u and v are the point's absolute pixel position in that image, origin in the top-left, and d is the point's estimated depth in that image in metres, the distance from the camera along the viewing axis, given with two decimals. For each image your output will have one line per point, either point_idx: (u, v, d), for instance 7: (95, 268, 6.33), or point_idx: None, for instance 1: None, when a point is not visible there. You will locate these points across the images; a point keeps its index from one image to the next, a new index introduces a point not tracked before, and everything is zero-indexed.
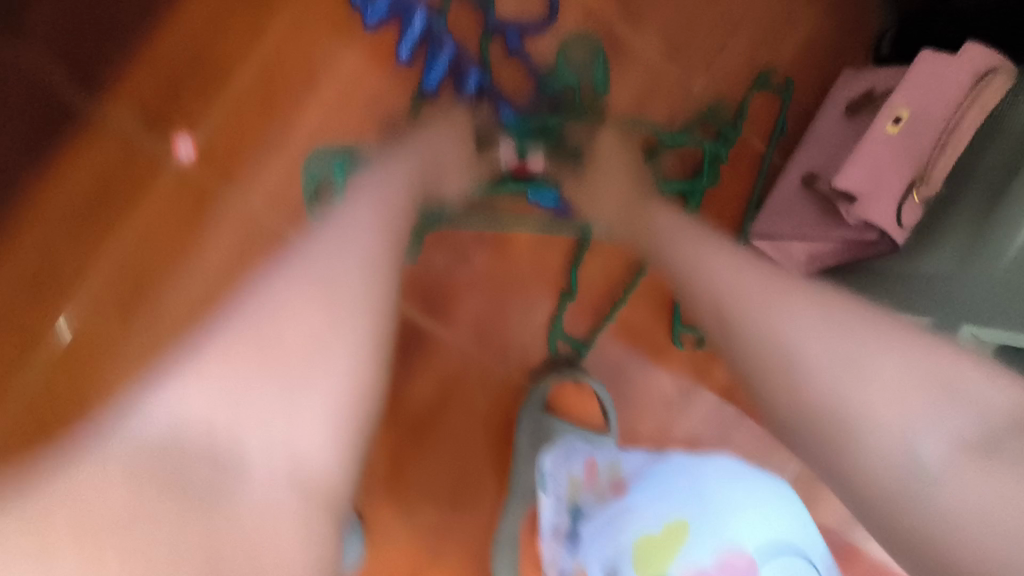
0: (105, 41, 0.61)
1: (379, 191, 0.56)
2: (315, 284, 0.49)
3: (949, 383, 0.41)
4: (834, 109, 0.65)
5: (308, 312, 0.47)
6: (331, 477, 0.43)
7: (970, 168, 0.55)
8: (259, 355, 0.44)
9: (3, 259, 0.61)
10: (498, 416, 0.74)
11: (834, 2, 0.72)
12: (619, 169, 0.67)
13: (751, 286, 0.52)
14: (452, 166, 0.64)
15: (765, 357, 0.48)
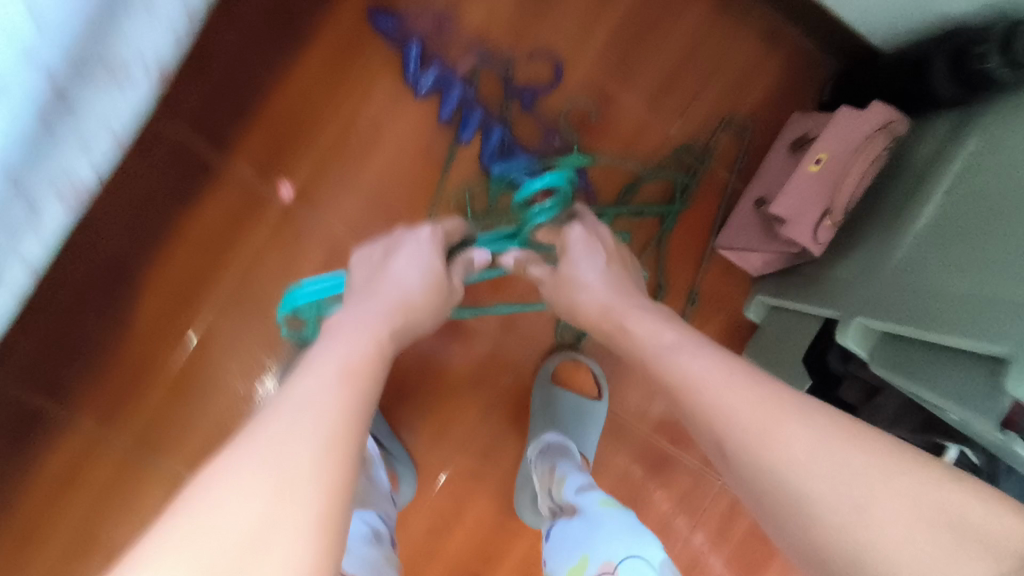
0: (230, 118, 0.85)
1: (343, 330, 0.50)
2: (284, 411, 0.40)
3: (956, 521, 0.38)
4: (782, 148, 0.88)
5: (228, 477, 0.37)
6: None
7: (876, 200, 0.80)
8: (211, 514, 0.35)
9: (160, 274, 0.85)
10: (519, 388, 0.93)
11: (783, 67, 0.94)
12: (591, 245, 0.70)
13: (749, 403, 0.46)
14: (424, 289, 0.60)
15: (769, 492, 0.44)
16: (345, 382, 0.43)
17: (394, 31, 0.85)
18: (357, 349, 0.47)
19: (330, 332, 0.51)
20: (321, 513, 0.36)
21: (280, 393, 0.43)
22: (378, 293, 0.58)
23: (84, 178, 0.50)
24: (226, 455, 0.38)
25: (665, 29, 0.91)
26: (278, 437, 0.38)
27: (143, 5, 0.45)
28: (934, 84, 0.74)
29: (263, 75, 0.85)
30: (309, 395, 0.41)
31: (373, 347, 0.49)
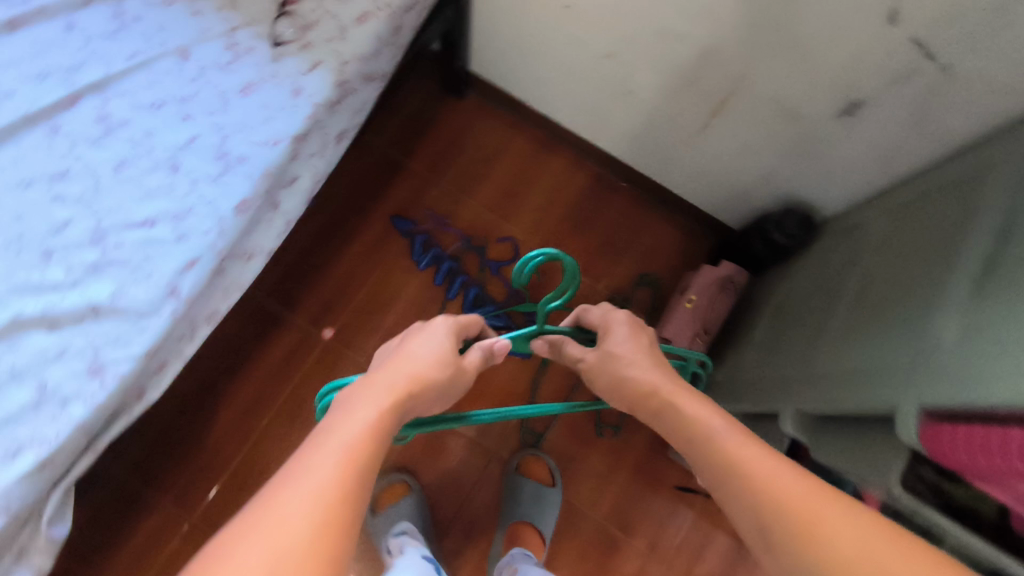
0: (295, 286, 1.25)
1: (379, 399, 0.59)
2: (309, 481, 0.49)
3: None
4: (678, 294, 1.24)
5: (268, 544, 0.44)
6: None
7: (730, 328, 1.15)
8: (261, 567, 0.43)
9: (237, 393, 1.19)
10: (493, 481, 1.20)
11: (679, 241, 1.35)
12: (635, 333, 0.79)
13: (798, 488, 0.55)
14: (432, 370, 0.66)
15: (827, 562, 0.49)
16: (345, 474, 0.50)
17: (407, 228, 1.28)
18: (353, 430, 0.54)
19: (343, 406, 0.59)
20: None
21: (288, 473, 0.50)
22: (396, 368, 0.64)
23: (222, 312, 0.87)
24: (258, 519, 0.46)
25: (590, 222, 1.34)
26: (292, 525, 0.45)
27: (268, 224, 0.87)
28: (753, 247, 1.13)
29: (320, 259, 1.27)
30: (310, 488, 0.48)
31: (376, 433, 0.56)
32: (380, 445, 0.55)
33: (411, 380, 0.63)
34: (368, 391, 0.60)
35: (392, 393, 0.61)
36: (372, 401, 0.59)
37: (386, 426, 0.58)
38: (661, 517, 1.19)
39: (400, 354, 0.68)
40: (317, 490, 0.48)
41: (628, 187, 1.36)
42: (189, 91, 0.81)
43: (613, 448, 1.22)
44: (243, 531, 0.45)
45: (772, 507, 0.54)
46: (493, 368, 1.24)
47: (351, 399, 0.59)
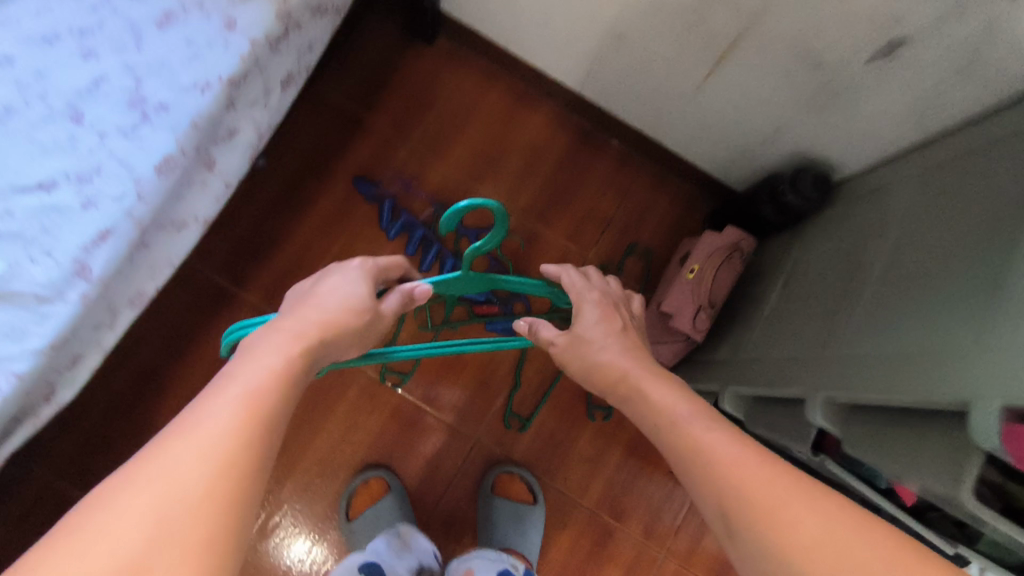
0: (246, 258, 1.10)
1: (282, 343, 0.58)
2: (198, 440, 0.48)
3: None
4: (674, 264, 1.14)
5: (136, 495, 0.44)
6: None
7: (733, 302, 1.05)
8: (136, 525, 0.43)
9: (184, 380, 1.05)
10: (473, 471, 1.09)
11: (674, 203, 1.23)
12: (609, 315, 0.77)
13: (761, 471, 0.55)
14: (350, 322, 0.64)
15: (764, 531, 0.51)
16: (233, 440, 0.49)
17: (372, 190, 1.14)
18: (252, 398, 0.52)
19: (252, 363, 0.55)
20: (203, 538, 0.44)
21: (176, 438, 0.48)
22: (300, 320, 0.62)
23: (150, 294, 0.74)
24: (136, 474, 0.46)
25: (576, 183, 1.22)
26: (173, 478, 0.46)
27: (202, 186, 0.72)
28: (763, 210, 1.02)
29: (274, 227, 1.12)
30: (192, 448, 0.47)
31: (274, 394, 0.54)
32: (279, 411, 0.54)
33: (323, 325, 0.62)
34: (269, 350, 0.57)
35: (295, 351, 0.58)
36: (269, 358, 0.56)
37: (290, 387, 0.56)
38: (656, 503, 1.11)
39: (311, 307, 0.64)
40: (204, 457, 0.47)
41: (618, 145, 1.24)
42: (92, 20, 0.65)
43: (605, 431, 1.12)
44: (130, 485, 0.45)
45: (724, 487, 0.55)
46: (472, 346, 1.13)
47: (252, 359, 0.56)
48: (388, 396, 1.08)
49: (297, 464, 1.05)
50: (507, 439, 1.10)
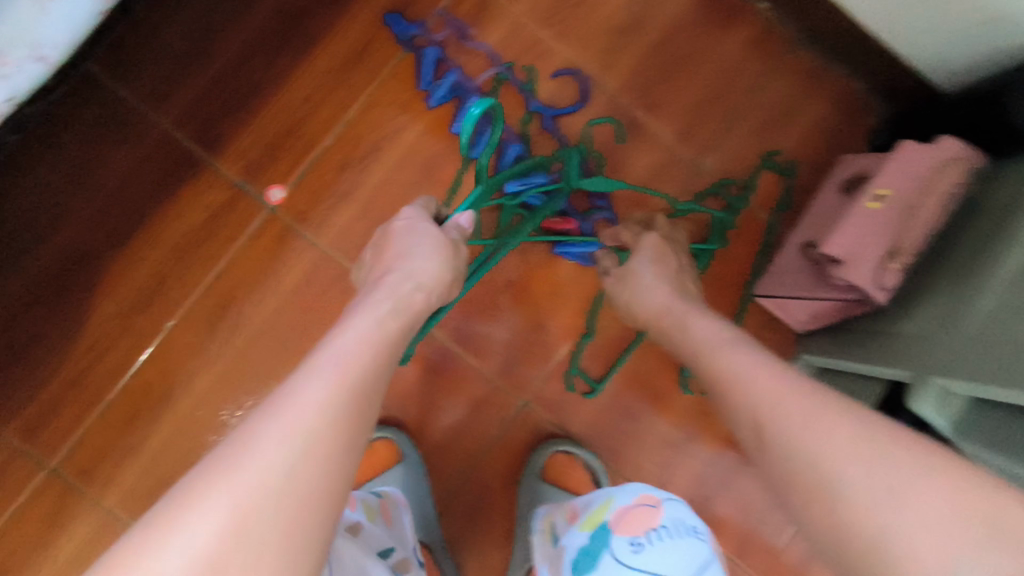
0: (223, 111, 0.76)
1: (388, 296, 0.57)
2: (338, 362, 0.47)
3: (994, 519, 0.36)
4: (832, 186, 0.79)
5: (285, 411, 0.43)
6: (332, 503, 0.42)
7: (938, 249, 0.69)
8: (294, 425, 0.42)
9: (123, 276, 0.74)
10: (517, 444, 0.79)
11: (834, 100, 0.86)
12: (664, 257, 0.70)
13: (791, 397, 0.46)
14: (422, 270, 0.60)
15: (801, 469, 0.43)
16: (340, 398, 0.45)
17: (410, 34, 0.77)
18: (363, 360, 0.49)
19: (351, 324, 0.52)
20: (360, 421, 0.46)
21: (287, 388, 0.45)
22: (386, 288, 0.57)
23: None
24: (250, 422, 0.43)
25: (702, 58, 0.84)
26: (321, 382, 0.46)
27: None
28: (1010, 105, 0.68)
29: (266, 71, 0.77)
30: (322, 383, 0.45)
31: (380, 361, 0.51)
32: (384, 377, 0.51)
33: (408, 278, 0.59)
34: (369, 310, 0.54)
35: (389, 317, 0.55)
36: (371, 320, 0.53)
37: (390, 350, 0.53)
38: (753, 514, 0.82)
39: (397, 270, 0.59)
40: (312, 407, 0.43)
41: (765, 10, 0.85)
42: None
43: (696, 410, 0.82)
44: (241, 433, 0.42)
45: (760, 431, 0.47)
46: (530, 276, 0.81)
47: (356, 319, 0.53)
48: None
49: None
50: (564, 407, 0.80)
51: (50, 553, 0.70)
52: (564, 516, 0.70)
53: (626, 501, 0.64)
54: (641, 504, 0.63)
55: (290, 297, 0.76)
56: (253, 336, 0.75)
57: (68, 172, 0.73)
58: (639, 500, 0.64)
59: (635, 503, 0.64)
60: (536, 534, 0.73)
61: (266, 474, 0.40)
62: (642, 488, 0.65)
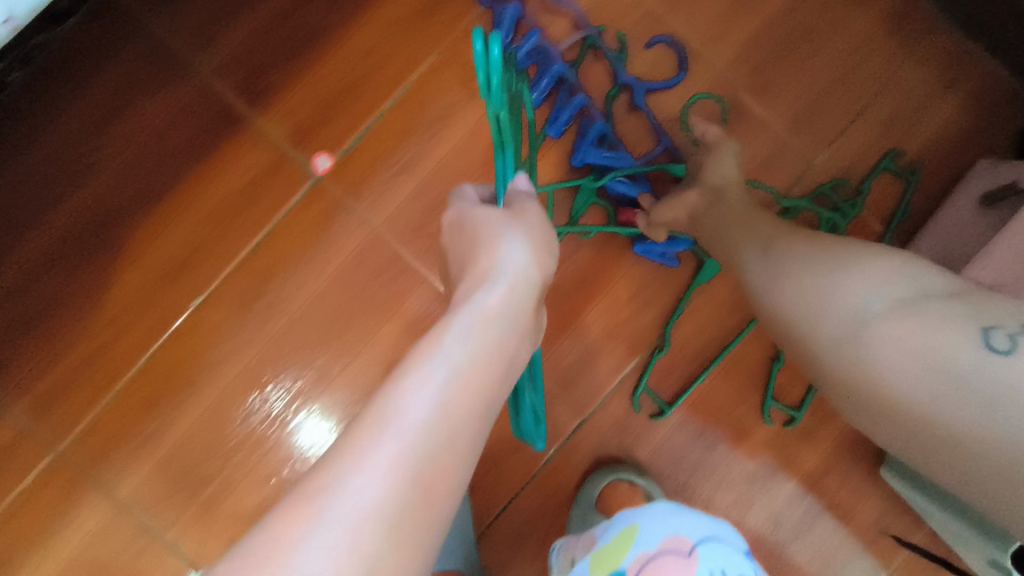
0: (273, 63, 0.67)
1: (489, 232, 0.46)
2: (467, 303, 0.42)
3: (916, 282, 0.48)
4: (970, 198, 0.68)
5: (436, 363, 0.38)
6: (472, 441, 0.38)
7: None
8: (444, 380, 0.38)
9: (151, 242, 0.66)
10: (574, 465, 0.70)
11: (973, 96, 0.74)
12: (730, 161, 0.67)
13: (791, 241, 0.57)
14: (484, 245, 0.45)
15: (782, 286, 0.54)
16: (415, 478, 0.35)
17: None
18: (432, 454, 0.36)
19: (416, 382, 0.37)
20: (499, 356, 0.41)
21: (324, 499, 0.33)
22: (468, 330, 0.40)
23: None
24: (267, 541, 0.32)
25: (822, 37, 0.73)
26: (465, 325, 0.40)
27: None
28: None
29: (326, 18, 0.67)
30: (471, 331, 0.40)
31: (463, 449, 0.37)
32: (467, 462, 0.38)
33: (474, 240, 0.46)
34: (446, 363, 0.38)
35: (472, 373, 0.39)
36: (451, 380, 0.38)
37: (475, 425, 0.38)
38: (834, 565, 0.73)
39: (482, 301, 0.42)
40: (358, 554, 0.32)
41: None
42: None
43: (777, 442, 0.73)
44: (257, 557, 0.32)
45: (772, 276, 0.55)
46: (603, 276, 0.71)
47: (429, 376, 0.37)
48: None
49: (310, 406, 0.67)
50: (630, 427, 0.71)
51: (56, 543, 0.64)
52: (580, 548, 0.61)
53: (651, 544, 0.56)
54: (669, 551, 0.55)
55: (334, 281, 0.67)
56: (289, 322, 0.67)
57: (97, 122, 0.65)
58: (668, 545, 0.56)
59: (662, 549, 0.56)
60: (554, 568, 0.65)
61: (418, 431, 0.36)
62: (673, 526, 0.57)
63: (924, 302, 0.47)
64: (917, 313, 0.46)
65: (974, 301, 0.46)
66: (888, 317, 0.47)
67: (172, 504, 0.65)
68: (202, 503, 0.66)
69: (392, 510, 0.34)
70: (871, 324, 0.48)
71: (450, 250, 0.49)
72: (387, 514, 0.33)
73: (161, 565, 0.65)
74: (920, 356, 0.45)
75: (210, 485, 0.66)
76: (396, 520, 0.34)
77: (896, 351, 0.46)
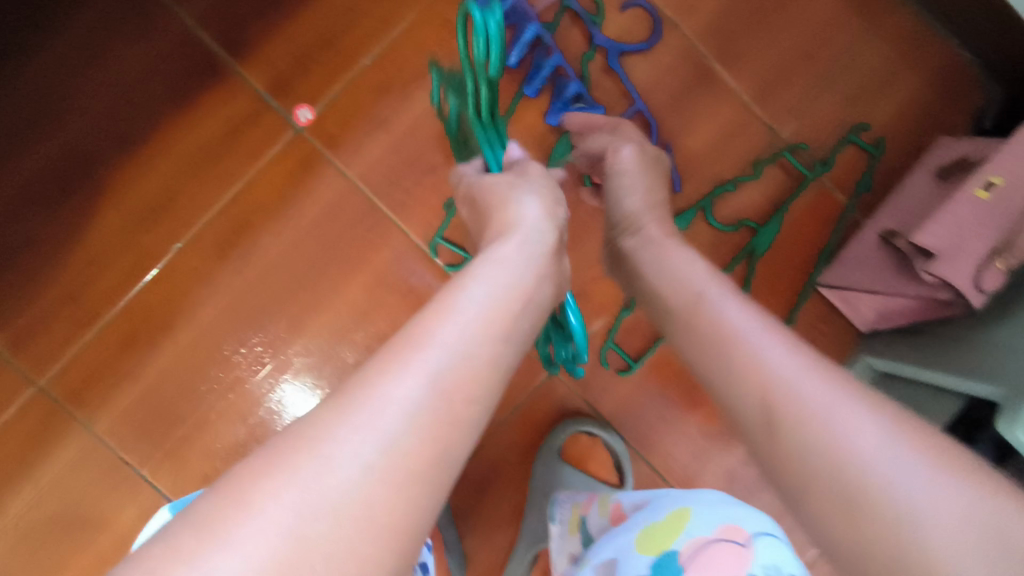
0: (253, 14, 0.68)
1: (509, 192, 0.51)
2: (491, 252, 0.45)
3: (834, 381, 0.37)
4: (924, 173, 0.71)
5: (464, 297, 0.41)
6: (494, 374, 0.39)
7: None
8: (468, 312, 0.40)
9: (131, 186, 0.67)
10: (540, 418, 0.73)
11: (937, 73, 0.77)
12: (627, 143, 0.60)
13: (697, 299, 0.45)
14: (497, 201, 0.50)
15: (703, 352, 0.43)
16: (441, 396, 0.36)
17: None
18: (456, 374, 0.37)
19: (446, 313, 0.40)
20: (521, 295, 0.43)
21: (360, 396, 0.35)
22: (493, 279, 0.43)
23: None
24: (302, 435, 0.34)
25: (792, 12, 0.75)
26: (492, 269, 0.43)
27: None
28: None
29: None
30: (498, 273, 0.43)
31: (483, 375, 0.38)
32: (492, 389, 0.39)
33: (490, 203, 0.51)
34: (473, 302, 0.41)
35: (496, 308, 0.41)
36: (478, 313, 0.40)
37: (498, 355, 0.40)
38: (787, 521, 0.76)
39: (503, 254, 0.45)
40: (376, 452, 0.33)
41: None
42: None
43: None
44: (288, 444, 0.33)
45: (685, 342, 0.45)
46: (574, 236, 0.73)
47: (457, 313, 0.40)
48: (433, 280, 0.70)
49: (284, 351, 0.69)
50: (594, 384, 0.74)
51: (32, 474, 0.66)
52: (602, 511, 0.60)
53: (703, 529, 0.48)
54: (723, 540, 0.46)
55: (310, 231, 0.69)
56: (265, 270, 0.69)
57: (78, 64, 0.66)
58: (722, 534, 0.47)
59: (715, 537, 0.47)
60: (554, 524, 0.66)
61: (446, 355, 0.37)
62: (722, 514, 0.48)
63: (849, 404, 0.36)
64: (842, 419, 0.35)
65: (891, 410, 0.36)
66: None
67: (148, 443, 0.67)
68: (177, 441, 0.68)
69: (419, 422, 0.35)
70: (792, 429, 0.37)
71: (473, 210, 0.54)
72: (409, 423, 0.35)
73: (135, 500, 0.67)
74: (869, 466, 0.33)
75: (185, 425, 0.68)
76: (421, 427, 0.35)
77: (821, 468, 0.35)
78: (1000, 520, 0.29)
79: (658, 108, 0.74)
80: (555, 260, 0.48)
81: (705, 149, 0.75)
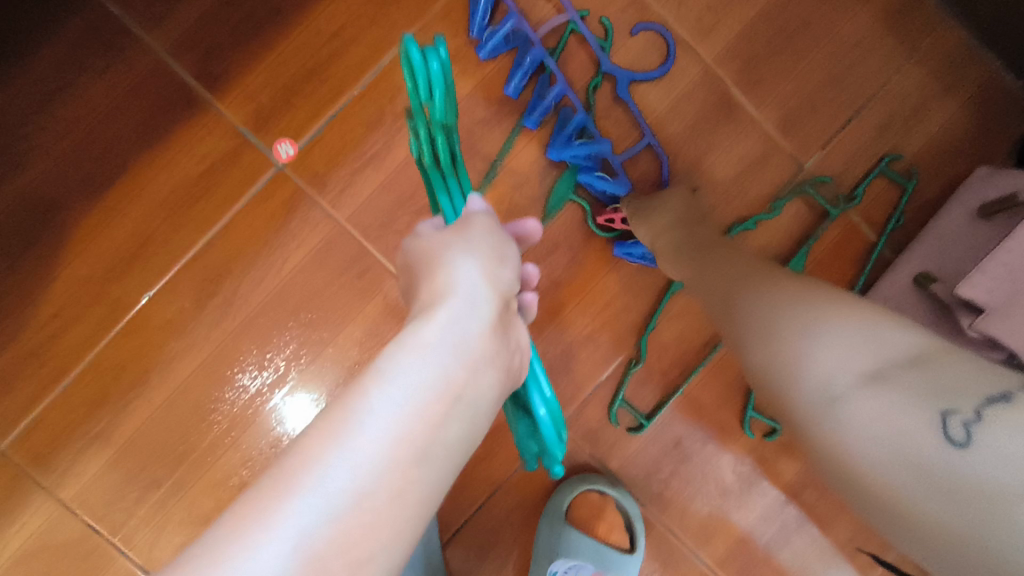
0: (232, 41, 0.62)
1: (440, 251, 0.40)
2: (408, 335, 0.35)
3: (878, 339, 0.40)
4: (963, 210, 0.65)
5: (364, 404, 0.32)
6: (403, 507, 0.32)
7: None
8: (367, 427, 0.31)
9: (99, 232, 0.61)
10: (544, 474, 0.68)
11: (976, 97, 0.71)
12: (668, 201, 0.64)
13: (754, 292, 0.50)
14: (431, 266, 0.40)
15: (757, 328, 0.47)
16: (324, 551, 0.29)
17: None
18: (346, 521, 0.30)
19: (338, 431, 0.31)
20: (446, 397, 0.34)
21: (222, 555, 0.29)
22: (402, 382, 0.33)
23: None
24: None
25: (818, 32, 0.69)
26: (404, 363, 0.34)
27: None
28: None
29: None
30: (413, 369, 0.33)
31: (384, 513, 0.31)
32: (401, 527, 0.31)
33: (421, 265, 0.40)
34: (376, 413, 0.32)
35: (408, 420, 0.32)
36: (380, 433, 0.31)
37: (407, 483, 0.32)
38: None
39: (420, 341, 0.34)
40: None
41: None
42: None
43: (756, 453, 0.70)
44: None
45: (736, 322, 0.50)
46: (580, 278, 0.68)
47: (350, 438, 0.31)
48: None
49: (267, 407, 0.64)
50: (603, 438, 0.69)
51: None
52: None
53: None
54: None
55: (295, 277, 0.64)
56: (247, 319, 0.63)
57: (39, 99, 0.60)
58: None
59: None
60: None
61: (332, 495, 0.30)
62: None
63: (891, 373, 0.39)
64: (884, 388, 0.38)
65: (932, 366, 0.38)
66: (859, 396, 0.39)
67: (121, 507, 0.62)
68: (153, 506, 0.63)
69: None
70: (840, 400, 0.40)
71: (404, 269, 0.44)
72: None
73: (108, 570, 0.62)
74: (901, 430, 0.37)
75: (161, 489, 0.63)
76: None
77: (859, 435, 0.39)
78: (901, 341, 0.39)
79: (671, 139, 0.68)
80: (501, 331, 0.38)
81: (722, 183, 0.69)
